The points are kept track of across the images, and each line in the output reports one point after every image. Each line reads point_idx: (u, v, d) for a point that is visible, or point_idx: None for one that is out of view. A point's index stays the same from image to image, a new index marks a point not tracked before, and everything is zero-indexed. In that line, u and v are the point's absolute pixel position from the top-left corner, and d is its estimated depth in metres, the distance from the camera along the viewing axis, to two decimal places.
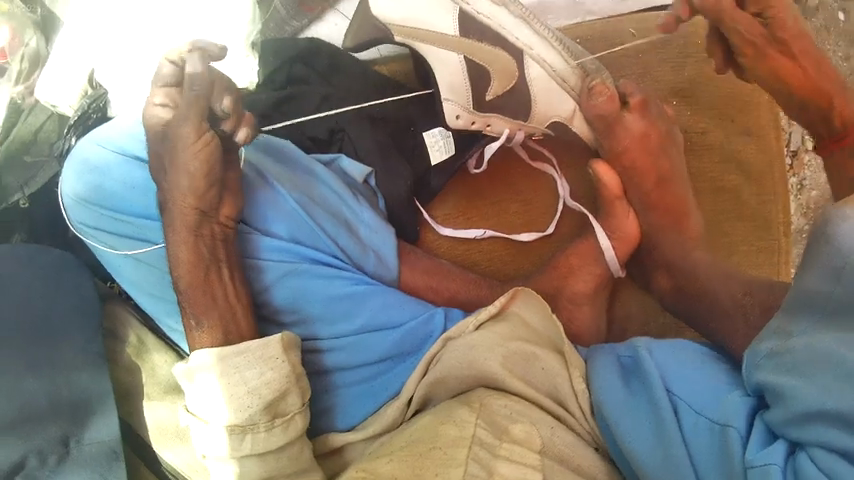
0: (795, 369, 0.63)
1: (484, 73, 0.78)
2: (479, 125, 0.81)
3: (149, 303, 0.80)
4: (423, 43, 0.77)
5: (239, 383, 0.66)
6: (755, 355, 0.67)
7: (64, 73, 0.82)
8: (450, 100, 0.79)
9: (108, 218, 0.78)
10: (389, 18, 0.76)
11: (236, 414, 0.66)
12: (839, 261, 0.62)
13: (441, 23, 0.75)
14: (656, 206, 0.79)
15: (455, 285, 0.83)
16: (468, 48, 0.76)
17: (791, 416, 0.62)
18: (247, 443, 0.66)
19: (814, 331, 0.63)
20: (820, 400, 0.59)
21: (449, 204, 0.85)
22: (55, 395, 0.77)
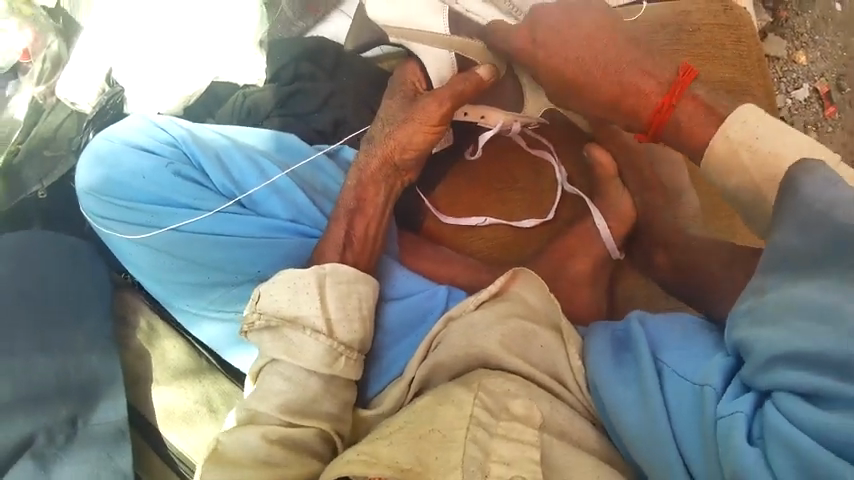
0: (768, 319, 0.62)
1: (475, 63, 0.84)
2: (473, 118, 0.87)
3: (152, 285, 0.83)
4: (418, 43, 0.83)
5: (357, 315, 0.78)
6: (734, 314, 0.66)
7: (86, 70, 0.85)
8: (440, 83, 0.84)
9: (115, 206, 0.81)
10: (382, 20, 0.83)
11: (348, 337, 0.76)
12: (806, 207, 0.63)
13: (435, 25, 0.81)
14: (651, 188, 0.86)
15: (455, 271, 0.89)
16: (459, 44, 0.82)
17: (757, 363, 0.61)
18: (340, 366, 0.75)
19: (784, 286, 0.62)
20: (781, 344, 0.59)
21: (450, 193, 0.91)
22: (66, 375, 0.79)
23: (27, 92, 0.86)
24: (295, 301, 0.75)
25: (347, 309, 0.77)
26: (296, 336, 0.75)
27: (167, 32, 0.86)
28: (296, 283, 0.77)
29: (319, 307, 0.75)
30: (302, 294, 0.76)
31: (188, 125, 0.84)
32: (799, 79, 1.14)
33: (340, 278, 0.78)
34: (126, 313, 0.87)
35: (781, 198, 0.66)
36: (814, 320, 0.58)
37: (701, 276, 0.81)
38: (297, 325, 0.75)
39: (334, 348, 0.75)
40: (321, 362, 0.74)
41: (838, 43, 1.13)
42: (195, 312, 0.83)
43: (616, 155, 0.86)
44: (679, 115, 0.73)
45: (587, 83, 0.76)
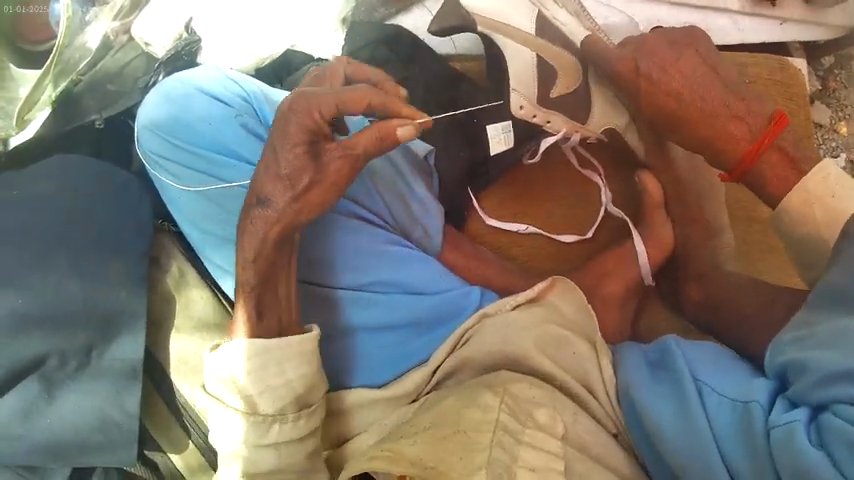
0: (826, 343, 0.64)
1: (551, 71, 0.83)
2: (540, 120, 0.86)
3: (193, 233, 0.82)
4: (501, 35, 0.82)
5: (279, 380, 0.72)
6: (780, 343, 0.70)
7: (168, 15, 0.88)
8: (518, 90, 0.83)
9: (174, 146, 0.81)
10: (477, 8, 0.82)
11: (272, 406, 0.72)
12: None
13: (522, 20, 0.81)
14: (692, 219, 0.87)
15: (491, 272, 0.89)
16: (542, 46, 0.81)
17: (812, 380, 0.63)
18: (274, 434, 0.72)
19: (837, 319, 0.65)
20: (838, 362, 0.62)
21: (497, 197, 0.93)
22: (90, 305, 0.77)
23: (104, 24, 0.84)
24: (216, 388, 0.72)
25: (266, 381, 0.71)
26: (219, 416, 0.72)
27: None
28: (220, 364, 0.72)
29: (230, 388, 0.72)
30: (214, 373, 0.72)
31: (262, 85, 0.85)
32: (838, 150, 0.94)
33: (259, 345, 0.72)
34: (160, 256, 0.85)
35: (840, 242, 0.69)
36: None
37: (728, 313, 0.81)
38: (217, 405, 0.73)
39: (263, 420, 0.72)
40: (253, 438, 0.71)
41: None
42: (223, 266, 0.82)
43: (667, 183, 0.88)
44: (764, 163, 0.77)
45: (691, 111, 0.80)
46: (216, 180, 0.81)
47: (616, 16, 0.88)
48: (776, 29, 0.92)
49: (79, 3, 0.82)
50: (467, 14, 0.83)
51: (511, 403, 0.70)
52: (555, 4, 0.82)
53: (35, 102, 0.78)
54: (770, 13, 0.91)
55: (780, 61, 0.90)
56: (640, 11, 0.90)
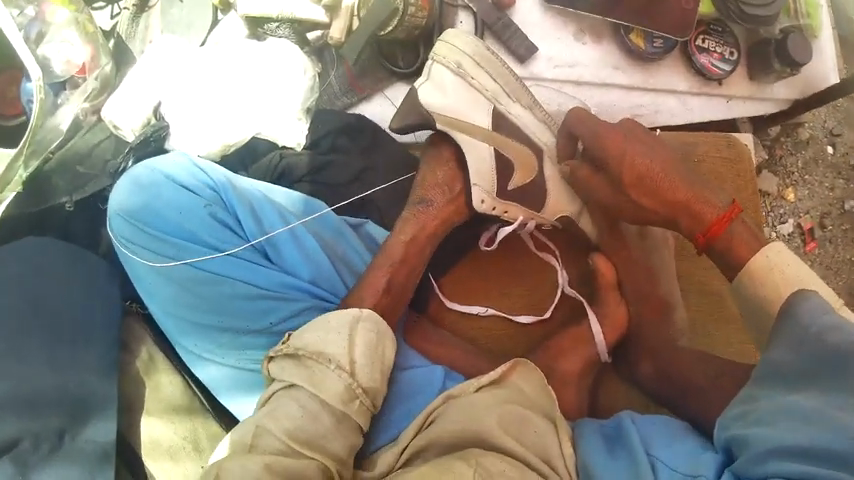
0: (762, 421, 0.68)
1: (507, 164, 0.89)
2: (498, 211, 0.90)
3: (158, 311, 0.85)
4: (460, 133, 0.87)
5: (379, 369, 0.79)
6: (726, 418, 0.73)
7: (136, 100, 0.89)
8: (478, 184, 0.88)
9: (139, 230, 0.83)
10: (432, 105, 0.86)
11: (367, 382, 0.77)
12: (800, 329, 0.70)
13: (477, 117, 0.87)
14: (647, 299, 0.90)
15: (452, 353, 0.91)
16: (499, 139, 0.87)
17: (753, 457, 0.66)
18: (355, 408, 0.76)
19: (778, 397, 0.69)
20: (777, 438, 0.65)
21: (457, 281, 0.97)
22: (63, 393, 0.79)
23: (74, 106, 0.85)
24: (324, 339, 0.78)
25: (372, 357, 0.79)
26: (319, 368, 0.77)
27: (227, 93, 0.90)
28: (328, 325, 0.79)
29: (346, 348, 0.77)
30: (332, 332, 0.78)
31: (227, 171, 0.88)
32: (785, 215, 1.14)
33: (372, 328, 0.80)
34: (131, 342, 0.89)
35: (779, 321, 0.73)
36: (803, 421, 0.65)
37: (680, 387, 0.85)
38: (321, 358, 0.77)
39: (354, 389, 0.76)
40: (341, 398, 0.75)
41: (825, 183, 1.14)
42: (200, 353, 0.85)
43: (619, 265, 0.92)
44: (733, 229, 0.81)
45: (660, 190, 0.82)
46: (184, 265, 0.83)
47: (570, 101, 0.93)
48: (725, 106, 0.96)
49: (50, 85, 0.84)
50: (425, 112, 0.86)
51: None
52: (508, 100, 0.89)
53: (7, 183, 0.81)
54: (718, 92, 0.96)
55: (727, 138, 0.94)
56: (591, 96, 0.95)
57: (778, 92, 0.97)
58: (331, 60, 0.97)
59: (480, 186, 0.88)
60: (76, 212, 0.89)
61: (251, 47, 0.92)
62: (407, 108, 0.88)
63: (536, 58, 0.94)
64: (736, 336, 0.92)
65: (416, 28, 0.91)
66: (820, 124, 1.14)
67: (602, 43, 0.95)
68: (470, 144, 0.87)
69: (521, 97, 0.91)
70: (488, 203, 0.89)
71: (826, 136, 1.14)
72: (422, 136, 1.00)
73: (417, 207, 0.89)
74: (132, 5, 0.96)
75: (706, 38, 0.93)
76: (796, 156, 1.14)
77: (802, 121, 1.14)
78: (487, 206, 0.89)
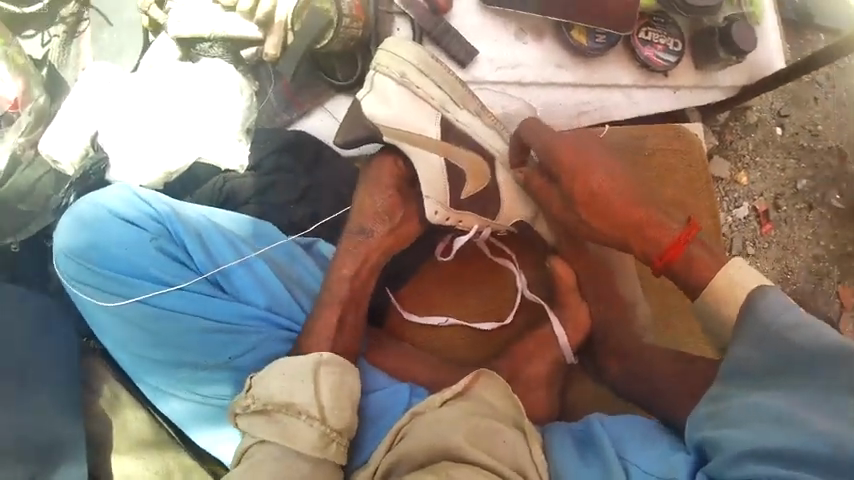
0: (732, 423, 0.69)
1: (460, 174, 0.90)
2: (452, 221, 0.91)
3: (114, 350, 0.84)
4: (409, 145, 0.87)
5: (347, 407, 0.81)
6: (694, 419, 0.74)
7: (71, 133, 0.87)
8: (431, 196, 0.88)
9: (88, 270, 0.82)
10: (379, 119, 0.85)
11: (339, 423, 0.79)
12: (761, 327, 0.70)
13: (426, 128, 0.87)
14: (606, 299, 0.92)
15: (416, 368, 0.92)
16: (448, 150, 0.88)
17: (726, 460, 0.67)
18: (331, 452, 0.78)
19: (747, 395, 0.70)
20: (751, 441, 0.66)
21: (417, 292, 0.97)
22: (27, 440, 0.76)
23: (8, 145, 0.85)
24: (290, 389, 0.79)
25: (339, 397, 0.81)
26: (290, 421, 0.78)
27: (161, 116, 0.87)
28: (292, 373, 0.81)
29: (313, 395, 0.79)
30: (298, 382, 0.80)
31: (173, 201, 0.87)
32: (739, 199, 1.15)
33: (335, 368, 0.82)
34: (91, 380, 0.87)
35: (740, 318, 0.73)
36: (772, 422, 0.65)
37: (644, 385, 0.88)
38: (291, 410, 0.78)
39: (328, 433, 0.78)
40: (316, 446, 0.77)
41: (777, 165, 1.16)
42: (162, 389, 0.84)
43: (577, 267, 0.94)
44: (691, 250, 0.79)
45: (611, 210, 0.82)
46: (137, 303, 0.82)
47: (513, 103, 0.95)
48: (673, 97, 1.00)
49: None
50: (372, 125, 0.85)
51: None
52: (455, 107, 0.90)
53: None
54: (664, 84, 0.99)
55: (676, 130, 1.04)
56: (536, 96, 0.98)
57: (723, 80, 1.00)
58: (268, 76, 0.97)
59: (434, 197, 0.88)
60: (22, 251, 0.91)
61: (184, 69, 0.89)
62: (353, 122, 0.87)
63: (478, 62, 0.95)
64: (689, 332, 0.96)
65: (353, 39, 0.92)
66: (767, 106, 1.16)
67: (544, 41, 0.96)
68: (419, 155, 0.87)
69: (467, 103, 0.91)
70: (442, 214, 0.89)
71: (774, 118, 1.17)
72: (371, 149, 0.99)
73: (356, 237, 0.90)
74: (61, 33, 0.97)
75: (649, 31, 0.96)
76: (744, 140, 1.16)
77: (749, 104, 1.16)
78: (441, 218, 0.89)
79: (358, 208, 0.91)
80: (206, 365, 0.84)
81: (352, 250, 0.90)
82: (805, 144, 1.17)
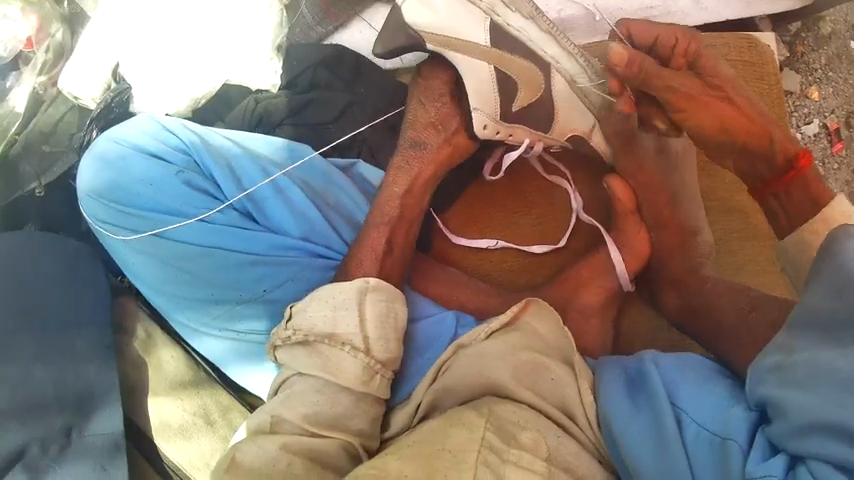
0: (799, 382, 0.63)
1: (512, 84, 0.83)
2: (503, 136, 0.86)
3: (148, 291, 0.81)
4: (457, 52, 0.80)
5: (393, 336, 0.78)
6: (757, 371, 0.68)
7: (91, 65, 0.86)
8: (481, 109, 0.83)
9: (116, 211, 0.79)
10: (421, 25, 0.79)
11: (384, 355, 0.76)
12: (843, 276, 0.64)
13: (475, 35, 0.80)
14: (667, 225, 0.88)
15: (463, 295, 0.89)
16: (499, 58, 0.81)
17: (790, 427, 0.62)
18: (375, 384, 0.75)
19: (816, 349, 0.64)
20: (814, 414, 0.60)
21: (462, 216, 0.93)
22: (63, 388, 0.76)
23: (27, 84, 0.86)
24: (333, 319, 0.76)
25: (385, 329, 0.77)
26: (333, 353, 0.75)
27: (189, 38, 0.87)
28: (335, 299, 0.77)
29: (358, 325, 0.76)
30: (343, 310, 0.76)
31: (198, 129, 0.83)
32: (810, 115, 1.07)
33: (381, 296, 0.78)
34: (126, 320, 0.85)
35: (820, 263, 0.67)
36: (845, 392, 0.59)
37: (705, 312, 0.83)
38: (334, 341, 0.75)
39: (372, 366, 0.76)
40: (360, 380, 0.74)
41: (851, 80, 1.06)
42: (195, 326, 0.82)
43: (637, 189, 0.87)
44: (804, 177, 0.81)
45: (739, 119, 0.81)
46: (168, 242, 0.80)
47: (570, 7, 0.95)
48: (739, 5, 0.97)
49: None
50: (415, 34, 0.79)
51: (496, 422, 0.69)
52: (507, 10, 0.80)
53: None
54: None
55: (750, 40, 0.94)
56: None
57: None
58: None
59: (483, 108, 0.83)
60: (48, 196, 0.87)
61: None
62: (395, 28, 0.81)
63: None
64: (758, 262, 0.90)
65: None
66: (843, 17, 1.06)
67: None
68: (464, 63, 0.81)
69: (520, 5, 0.81)
70: (494, 126, 0.85)
71: (849, 30, 1.06)
72: (408, 59, 0.96)
73: (412, 150, 0.85)
74: None
75: None
76: (816, 53, 1.07)
77: (823, 14, 1.06)
78: (491, 131, 0.85)
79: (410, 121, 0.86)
80: (245, 299, 0.81)
81: (398, 173, 0.85)
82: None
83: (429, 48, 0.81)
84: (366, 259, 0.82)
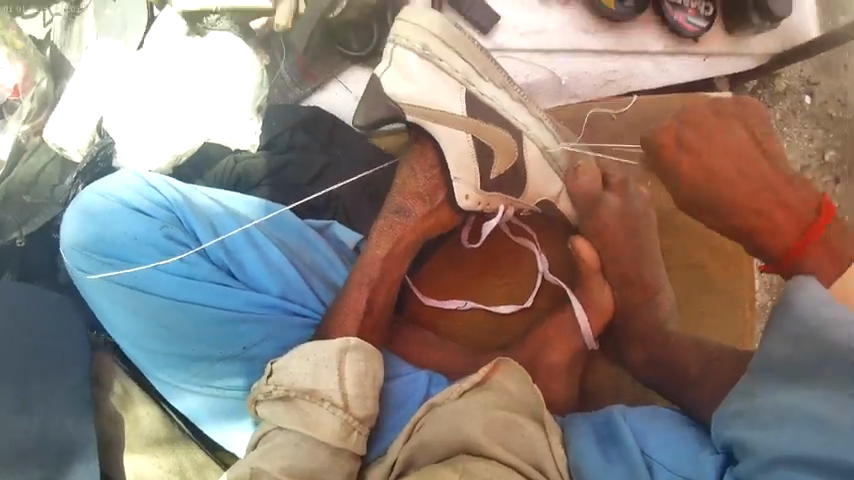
0: (765, 423, 0.65)
1: (489, 152, 0.86)
2: (483, 205, 0.89)
3: (130, 345, 0.83)
4: (436, 122, 0.84)
5: (370, 393, 0.80)
6: (722, 415, 0.71)
7: (77, 119, 0.88)
8: (462, 179, 0.86)
9: (100, 263, 0.81)
10: (400, 98, 0.82)
11: (361, 412, 0.78)
12: (799, 322, 0.67)
13: (454, 106, 0.84)
14: (631, 281, 0.90)
15: (435, 354, 0.91)
16: (477, 126, 0.84)
17: (757, 463, 0.64)
18: (352, 440, 0.77)
19: (779, 393, 0.67)
20: (780, 448, 0.63)
21: (432, 278, 0.95)
22: (42, 440, 0.76)
23: (11, 132, 0.87)
24: (314, 375, 0.79)
25: (363, 386, 0.79)
26: (312, 408, 0.77)
27: (174, 100, 0.87)
28: (317, 357, 0.80)
29: (337, 382, 0.78)
30: (323, 367, 0.79)
31: (181, 187, 0.86)
32: None
33: (360, 356, 0.81)
34: (102, 375, 0.87)
35: (777, 312, 0.70)
36: (809, 428, 0.62)
37: (671, 365, 0.85)
38: (314, 397, 0.78)
39: (349, 422, 0.77)
40: (337, 435, 0.76)
41: (806, 134, 1.08)
42: (174, 382, 0.83)
43: (600, 249, 0.90)
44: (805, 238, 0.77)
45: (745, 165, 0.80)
46: (149, 297, 0.81)
47: (538, 72, 0.96)
48: (702, 66, 0.98)
49: None
50: (394, 105, 0.83)
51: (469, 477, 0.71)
52: (481, 80, 0.86)
53: None
54: (694, 50, 0.97)
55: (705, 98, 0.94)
56: (561, 65, 0.97)
57: (755, 47, 0.98)
58: (279, 48, 0.95)
59: (466, 180, 0.86)
60: (30, 246, 0.91)
61: (193, 43, 0.89)
62: (373, 100, 0.84)
63: (501, 28, 0.94)
64: (719, 319, 0.92)
65: (367, 7, 0.91)
66: (798, 74, 1.08)
67: (569, 6, 0.95)
68: (444, 133, 0.84)
69: (493, 76, 0.87)
70: (475, 197, 0.87)
71: (804, 85, 1.08)
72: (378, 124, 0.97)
73: (394, 217, 0.88)
74: (63, 10, 0.95)
75: None
76: (773, 108, 1.07)
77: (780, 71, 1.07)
78: (473, 202, 0.88)
79: (400, 186, 0.88)
80: (224, 355, 0.83)
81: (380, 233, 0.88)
82: (834, 114, 1.09)
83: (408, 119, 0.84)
84: (347, 320, 0.84)
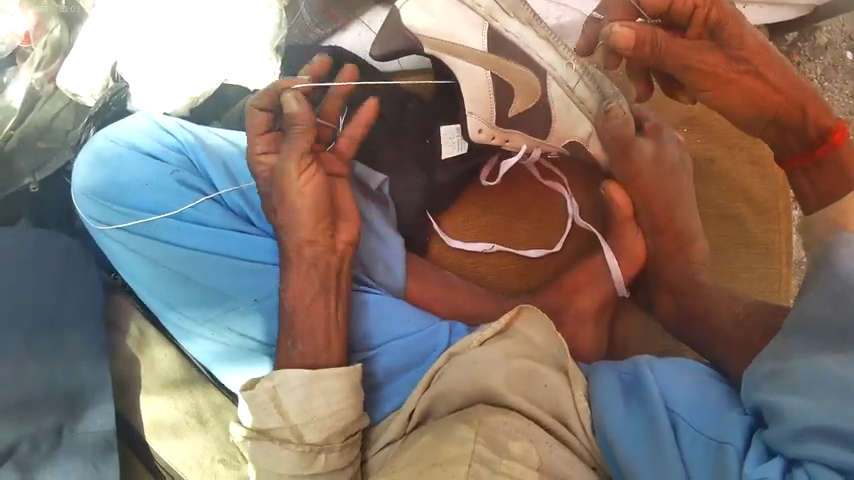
0: (795, 388, 0.62)
1: (508, 90, 0.83)
2: (498, 140, 0.87)
3: (145, 292, 0.81)
4: (452, 55, 0.81)
5: (323, 412, 0.71)
6: (749, 378, 0.69)
7: (90, 64, 0.86)
8: (475, 114, 0.84)
9: (110, 208, 0.79)
10: (420, 29, 0.79)
11: (318, 435, 0.71)
12: (837, 283, 0.65)
13: (471, 39, 0.80)
14: (663, 231, 0.87)
15: (459, 298, 0.88)
16: (493, 61, 0.81)
17: (785, 433, 0.61)
18: (320, 463, 0.70)
19: (813, 355, 0.63)
20: (811, 417, 0.59)
21: (459, 219, 0.93)
22: (51, 385, 0.75)
23: (23, 80, 0.86)
24: (257, 416, 0.71)
25: (308, 409, 0.70)
26: (266, 452, 0.71)
27: (184, 36, 0.86)
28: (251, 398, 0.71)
29: (278, 419, 0.70)
30: (259, 407, 0.71)
31: (195, 129, 0.83)
32: None
33: (294, 382, 0.71)
34: (118, 320, 0.85)
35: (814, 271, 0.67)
36: (838, 394, 0.59)
37: (700, 319, 0.83)
38: (264, 439, 0.71)
39: (309, 449, 0.70)
40: (298, 468, 0.70)
41: (847, 90, 1.08)
42: (187, 327, 0.81)
43: (634, 195, 0.87)
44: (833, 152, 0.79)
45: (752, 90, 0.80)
46: (161, 243, 0.79)
47: (568, 14, 0.96)
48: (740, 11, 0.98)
49: None
50: (412, 35, 0.79)
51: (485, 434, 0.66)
52: (505, 16, 0.82)
53: None
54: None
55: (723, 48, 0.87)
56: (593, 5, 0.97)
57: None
58: None
59: (482, 117, 0.84)
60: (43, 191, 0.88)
61: None
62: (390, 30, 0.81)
63: None
64: (753, 270, 0.91)
65: None
66: (839, 28, 1.08)
67: None
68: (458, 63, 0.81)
69: (518, 11, 0.82)
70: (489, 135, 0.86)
71: (845, 41, 1.08)
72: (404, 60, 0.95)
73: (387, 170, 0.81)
74: None
75: None
76: (812, 63, 1.08)
77: (820, 24, 1.07)
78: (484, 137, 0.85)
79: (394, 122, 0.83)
80: (238, 303, 0.80)
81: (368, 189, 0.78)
82: None
83: (425, 52, 0.81)
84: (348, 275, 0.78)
